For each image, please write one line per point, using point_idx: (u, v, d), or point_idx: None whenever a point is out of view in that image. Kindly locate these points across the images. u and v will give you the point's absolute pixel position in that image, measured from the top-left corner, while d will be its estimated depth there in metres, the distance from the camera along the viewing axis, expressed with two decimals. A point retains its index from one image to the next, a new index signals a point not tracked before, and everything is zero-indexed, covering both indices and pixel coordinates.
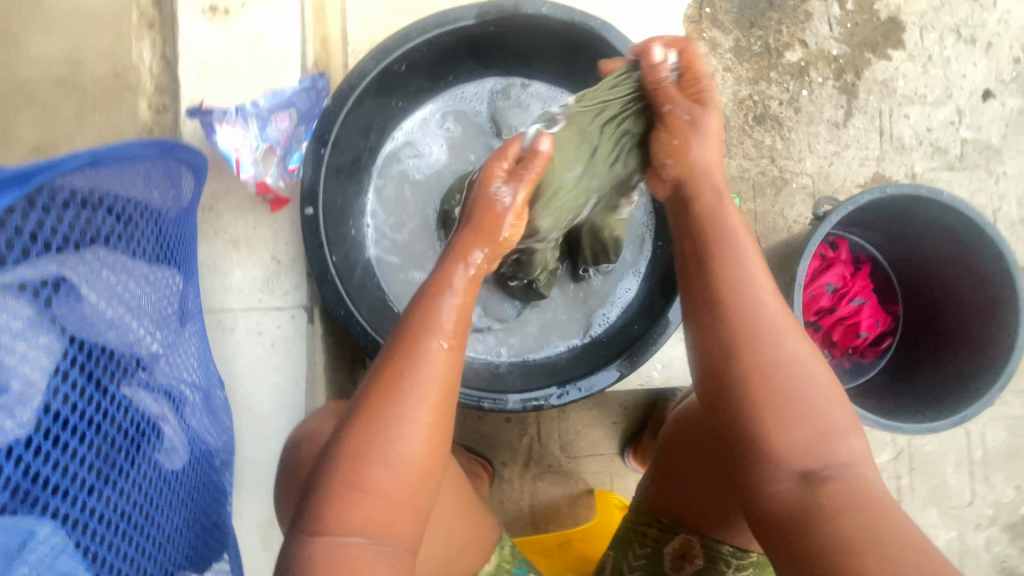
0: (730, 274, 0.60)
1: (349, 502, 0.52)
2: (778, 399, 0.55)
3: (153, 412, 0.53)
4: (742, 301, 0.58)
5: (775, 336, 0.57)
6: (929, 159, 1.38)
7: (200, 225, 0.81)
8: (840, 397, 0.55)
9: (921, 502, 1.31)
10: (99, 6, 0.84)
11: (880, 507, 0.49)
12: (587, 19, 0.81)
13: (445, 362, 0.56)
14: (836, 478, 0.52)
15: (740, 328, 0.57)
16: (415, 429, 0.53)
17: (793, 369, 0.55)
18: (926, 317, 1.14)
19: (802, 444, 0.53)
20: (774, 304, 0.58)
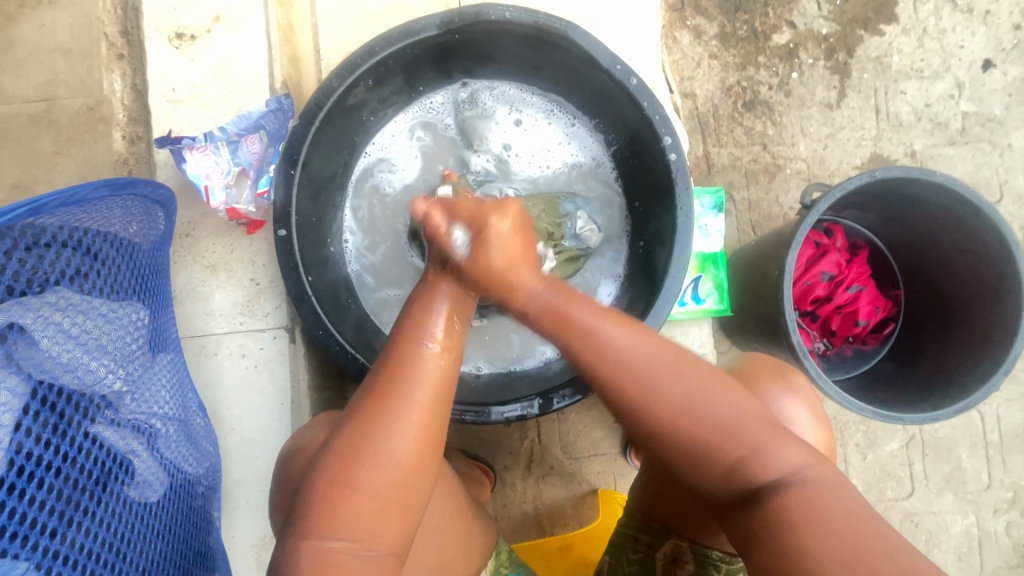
0: (597, 343, 0.54)
1: (339, 502, 0.49)
2: (696, 443, 0.54)
3: (123, 447, 0.53)
4: (622, 367, 0.54)
5: (669, 385, 0.53)
6: (929, 136, 1.33)
7: (179, 251, 0.82)
8: (751, 413, 0.55)
9: (935, 488, 1.28)
10: (69, 42, 0.86)
11: (832, 513, 0.50)
12: (552, 22, 0.79)
13: (438, 364, 0.54)
14: (786, 489, 0.52)
15: (631, 391, 0.54)
16: (405, 429, 0.51)
17: (699, 413, 0.53)
18: (927, 300, 1.11)
19: (734, 474, 0.54)
20: (650, 353, 0.54)
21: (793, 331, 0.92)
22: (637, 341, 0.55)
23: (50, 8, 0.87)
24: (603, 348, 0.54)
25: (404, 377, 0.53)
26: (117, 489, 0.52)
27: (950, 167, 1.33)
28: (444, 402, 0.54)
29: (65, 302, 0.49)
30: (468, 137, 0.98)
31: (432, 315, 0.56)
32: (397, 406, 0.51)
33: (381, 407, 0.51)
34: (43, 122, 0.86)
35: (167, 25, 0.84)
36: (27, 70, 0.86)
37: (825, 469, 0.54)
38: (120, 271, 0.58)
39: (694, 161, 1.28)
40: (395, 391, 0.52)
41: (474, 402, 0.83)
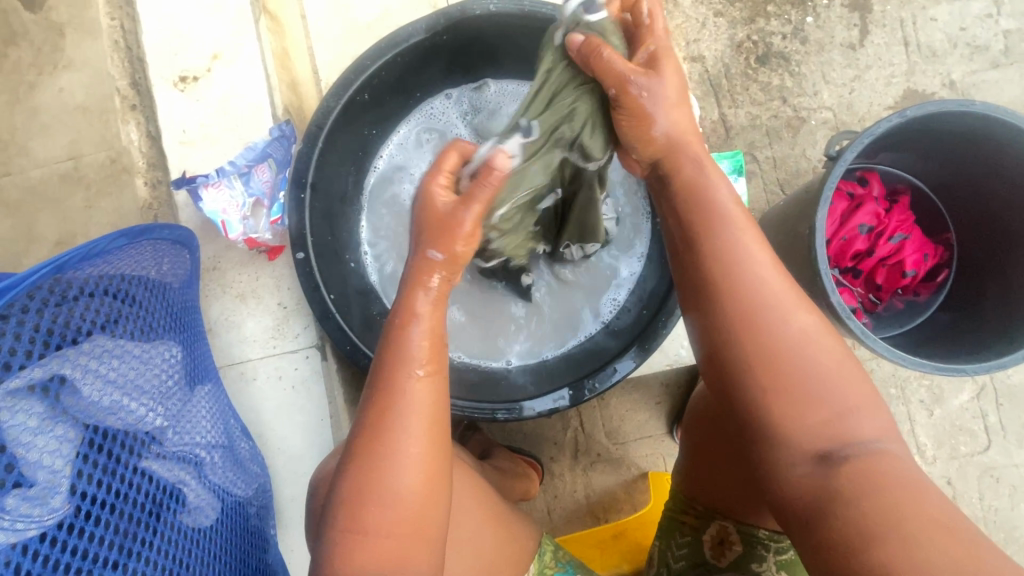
0: (733, 259, 0.55)
1: (355, 543, 0.52)
2: (788, 385, 0.51)
3: (171, 477, 0.56)
4: (745, 286, 0.54)
5: (783, 315, 0.53)
6: (969, 62, 1.22)
7: (208, 284, 0.85)
8: (855, 373, 0.52)
9: (1014, 438, 1.19)
10: (87, 101, 0.91)
11: (916, 487, 0.47)
12: (539, 6, 0.78)
13: (426, 391, 0.54)
14: (854, 459, 0.49)
15: (746, 313, 0.53)
16: (405, 464, 0.52)
17: (805, 353, 0.51)
18: (982, 240, 1.02)
19: (815, 429, 0.51)
20: (773, 275, 0.54)
21: (832, 291, 0.87)
22: (767, 267, 0.55)
23: (65, 71, 0.92)
24: (739, 269, 0.54)
25: (396, 413, 0.53)
26: (172, 518, 0.55)
27: (996, 92, 1.22)
28: (438, 428, 0.54)
29: (100, 349, 0.51)
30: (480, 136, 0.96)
31: (412, 341, 0.55)
32: (393, 441, 0.53)
33: (379, 443, 0.52)
34: (73, 180, 0.91)
35: (171, 70, 0.87)
36: (53, 132, 0.92)
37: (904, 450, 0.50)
38: (151, 313, 0.61)
39: (711, 126, 1.23)
40: (391, 428, 0.53)
41: (505, 400, 0.83)
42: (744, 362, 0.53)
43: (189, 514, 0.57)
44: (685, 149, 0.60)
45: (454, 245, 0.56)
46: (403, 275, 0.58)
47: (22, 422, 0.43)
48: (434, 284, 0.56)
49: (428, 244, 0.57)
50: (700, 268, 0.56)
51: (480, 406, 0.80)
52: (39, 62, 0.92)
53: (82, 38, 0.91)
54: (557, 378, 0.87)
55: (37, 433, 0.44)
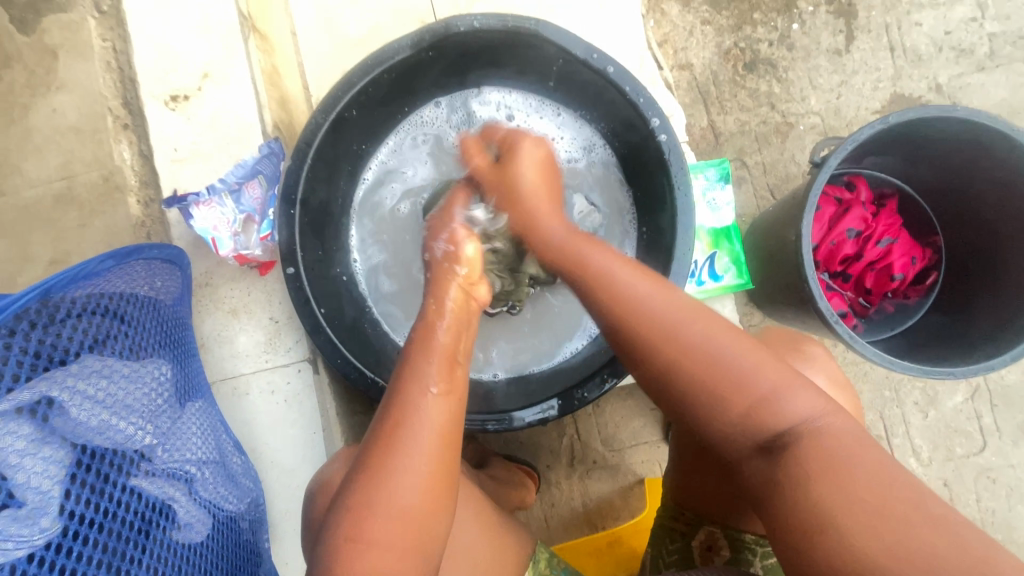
0: (607, 283, 0.62)
1: (355, 556, 0.51)
2: (706, 387, 0.54)
3: (161, 495, 0.57)
4: (630, 297, 0.60)
5: (678, 324, 0.57)
6: (955, 65, 1.24)
7: (200, 300, 0.86)
8: (765, 355, 0.55)
9: (1009, 439, 1.19)
10: (79, 121, 0.93)
11: (852, 453, 0.48)
12: (520, 22, 0.78)
13: (440, 408, 0.57)
14: (790, 443, 0.51)
15: (650, 328, 0.57)
16: (413, 476, 0.53)
17: (709, 353, 0.55)
18: (969, 242, 1.03)
19: (745, 422, 0.53)
20: (657, 294, 0.60)
21: (819, 296, 0.88)
22: (648, 282, 0.61)
23: (58, 92, 0.93)
24: (624, 293, 0.60)
25: (408, 428, 0.55)
26: (161, 535, 0.55)
27: (982, 95, 1.23)
28: (449, 446, 0.56)
29: (88, 370, 0.51)
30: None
31: (429, 363, 0.59)
32: (401, 456, 0.54)
33: (388, 456, 0.54)
34: (67, 199, 0.92)
35: (162, 89, 0.89)
36: (47, 152, 0.93)
37: (844, 417, 0.52)
38: (138, 332, 0.61)
39: (700, 133, 1.24)
40: (403, 439, 0.55)
41: (495, 410, 0.83)
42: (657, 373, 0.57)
43: (179, 531, 0.58)
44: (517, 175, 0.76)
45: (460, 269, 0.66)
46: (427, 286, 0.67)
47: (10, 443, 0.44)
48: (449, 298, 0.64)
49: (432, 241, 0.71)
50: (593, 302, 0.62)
51: (471, 417, 0.80)
52: (32, 84, 0.94)
53: (74, 59, 0.93)
54: (547, 388, 0.87)
55: (24, 454, 0.45)
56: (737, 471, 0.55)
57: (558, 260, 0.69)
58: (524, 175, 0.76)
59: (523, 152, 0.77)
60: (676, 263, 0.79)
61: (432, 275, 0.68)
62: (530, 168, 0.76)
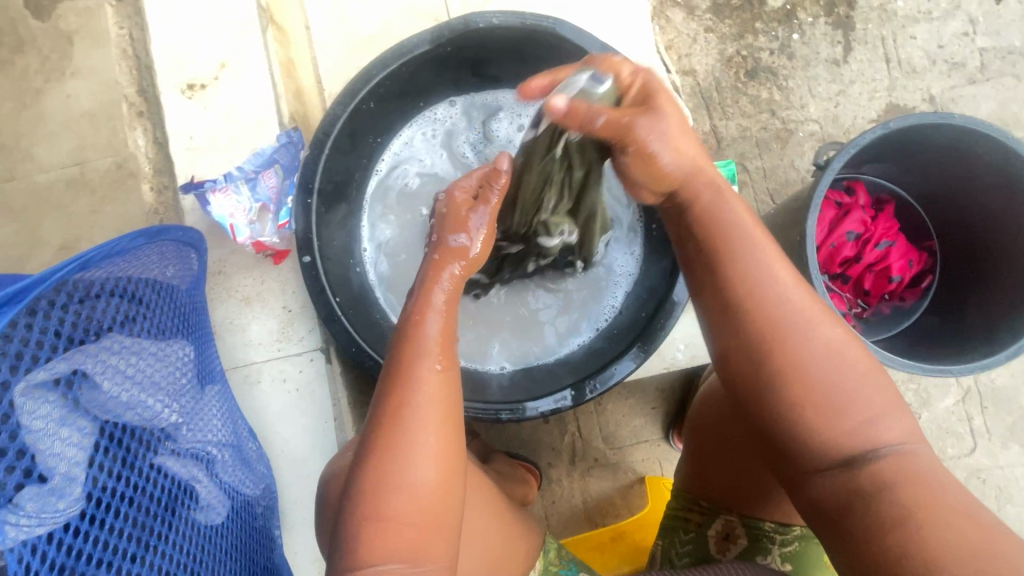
0: (746, 274, 0.56)
1: (376, 535, 0.52)
2: (807, 395, 0.53)
3: (185, 474, 0.57)
4: (768, 296, 0.55)
5: (806, 329, 0.54)
6: (947, 78, 1.28)
7: (213, 288, 0.86)
8: (878, 379, 0.54)
9: (999, 440, 1.22)
10: (94, 107, 0.93)
11: (932, 478, 0.50)
12: (538, 20, 0.81)
13: (440, 383, 0.56)
14: (879, 462, 0.51)
15: (771, 326, 0.55)
16: (421, 455, 0.53)
17: (826, 364, 0.53)
18: (963, 247, 1.07)
19: (841, 436, 0.52)
20: (795, 292, 0.56)
21: (823, 295, 0.90)
22: (789, 282, 0.56)
23: (72, 78, 0.93)
24: (758, 285, 0.56)
25: (410, 407, 0.54)
26: (186, 513, 0.56)
27: (972, 107, 1.27)
28: (449, 423, 0.55)
29: (119, 345, 0.52)
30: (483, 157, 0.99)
31: (426, 339, 0.57)
32: (407, 435, 0.53)
33: (394, 437, 0.53)
34: (78, 185, 0.92)
35: (179, 78, 0.89)
36: (60, 138, 0.93)
37: (928, 449, 0.52)
38: (164, 312, 0.61)
39: (703, 138, 1.27)
40: (406, 418, 0.54)
41: (508, 401, 0.84)
42: (766, 375, 0.54)
43: (199, 512, 0.58)
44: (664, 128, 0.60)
45: (471, 249, 0.63)
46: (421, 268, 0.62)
47: (46, 413, 0.44)
48: (452, 274, 0.62)
49: (447, 231, 0.63)
50: (719, 285, 0.58)
51: (485, 407, 0.81)
52: (46, 69, 0.94)
53: (90, 46, 0.93)
54: (558, 380, 0.88)
55: (60, 423, 0.45)
56: (804, 482, 0.55)
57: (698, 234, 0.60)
58: (663, 151, 0.61)
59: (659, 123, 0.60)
60: None
61: (429, 259, 0.63)
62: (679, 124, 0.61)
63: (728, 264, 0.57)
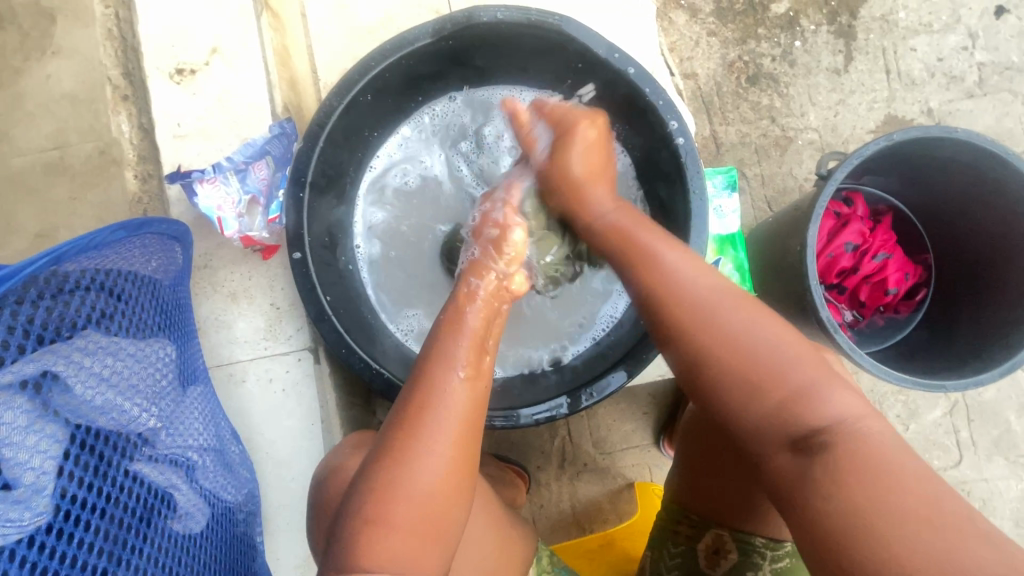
0: (662, 269, 0.61)
1: (375, 539, 0.50)
2: (740, 375, 0.54)
3: (163, 481, 0.54)
4: (684, 291, 0.59)
5: (725, 313, 0.56)
6: (945, 91, 1.28)
7: (198, 283, 0.82)
8: (809, 354, 0.55)
9: (984, 454, 1.23)
10: (76, 89, 0.89)
11: (896, 465, 0.47)
12: (544, 17, 0.78)
13: (467, 392, 0.56)
14: (828, 441, 0.50)
15: (693, 310, 0.57)
16: (435, 461, 0.52)
17: (753, 343, 0.55)
18: (959, 261, 1.06)
19: (784, 412, 0.53)
20: (706, 282, 0.59)
21: (821, 306, 0.89)
22: (703, 277, 0.60)
23: (53, 58, 0.89)
24: (670, 276, 0.60)
25: (432, 410, 0.54)
26: (162, 524, 0.53)
27: (969, 121, 1.27)
28: (471, 432, 0.55)
29: (95, 346, 0.49)
30: (483, 179, 0.96)
31: (457, 347, 0.59)
32: (426, 439, 0.53)
33: (413, 438, 0.53)
34: (57, 170, 0.88)
35: (168, 62, 0.85)
36: (38, 120, 0.89)
37: (881, 421, 0.51)
38: (144, 309, 0.58)
39: (702, 142, 1.25)
40: (427, 422, 0.53)
41: (502, 407, 0.82)
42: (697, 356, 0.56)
43: (176, 521, 0.55)
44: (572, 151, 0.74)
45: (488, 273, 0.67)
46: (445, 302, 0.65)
47: (7, 419, 0.41)
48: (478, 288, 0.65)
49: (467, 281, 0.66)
50: (641, 288, 0.61)
51: None
52: (25, 47, 0.89)
53: (73, 25, 0.89)
54: (553, 388, 0.86)
55: (26, 430, 0.42)
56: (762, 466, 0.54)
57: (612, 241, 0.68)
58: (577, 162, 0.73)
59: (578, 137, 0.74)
60: None
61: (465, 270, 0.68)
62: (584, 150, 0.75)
63: (645, 269, 0.62)
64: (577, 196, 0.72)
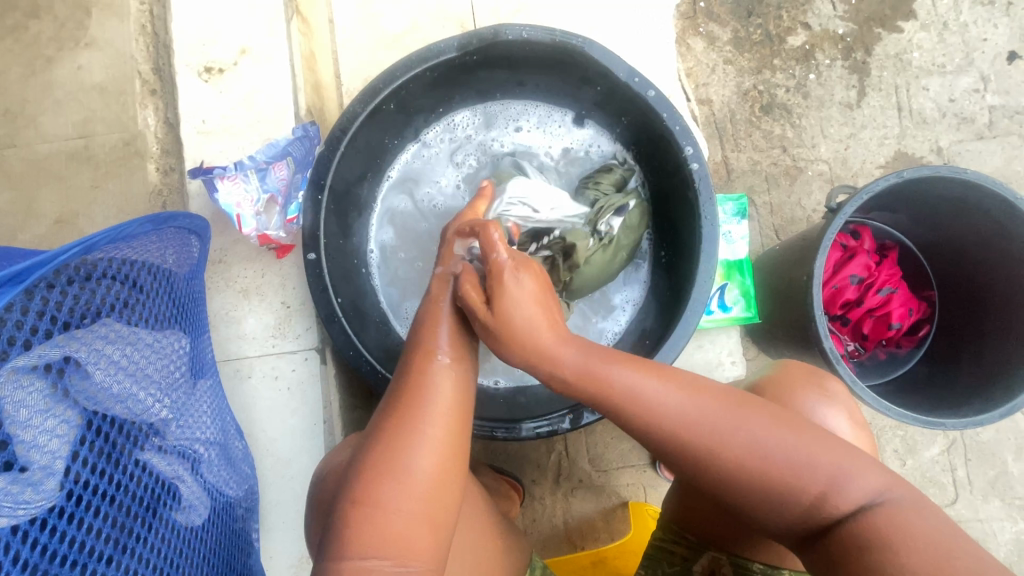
0: (642, 408, 0.55)
1: (365, 518, 0.50)
2: (761, 486, 0.53)
3: (169, 472, 0.55)
4: (672, 424, 0.54)
5: (726, 436, 0.54)
6: (956, 131, 1.30)
7: (212, 278, 0.84)
8: (818, 442, 0.54)
9: (981, 494, 1.22)
10: (105, 81, 0.91)
11: (913, 518, 0.50)
12: (568, 38, 0.80)
13: (449, 375, 0.58)
14: (851, 527, 0.51)
15: (697, 441, 0.54)
16: (427, 441, 0.54)
17: (765, 453, 0.53)
18: (963, 301, 1.07)
19: (805, 511, 0.53)
20: (694, 407, 0.55)
21: (824, 336, 0.90)
22: (681, 394, 0.55)
23: (87, 49, 0.91)
24: (657, 412, 0.55)
25: (417, 393, 0.56)
26: (166, 514, 0.54)
27: (978, 162, 1.29)
28: (458, 415, 0.56)
29: (115, 334, 0.50)
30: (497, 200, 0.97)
31: (439, 333, 0.61)
32: (419, 418, 0.54)
33: (407, 420, 0.54)
34: (81, 158, 0.90)
35: (197, 60, 0.87)
36: (66, 108, 0.91)
37: (900, 488, 0.53)
38: (163, 300, 0.59)
39: (713, 167, 1.27)
40: (415, 404, 0.55)
41: (505, 418, 0.83)
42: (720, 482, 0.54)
43: (180, 513, 0.56)
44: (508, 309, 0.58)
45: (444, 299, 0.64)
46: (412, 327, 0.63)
47: (29, 401, 0.42)
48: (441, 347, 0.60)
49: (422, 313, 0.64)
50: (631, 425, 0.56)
51: (479, 423, 0.80)
52: (60, 37, 0.91)
53: (107, 18, 0.91)
54: (554, 402, 0.87)
55: (45, 413, 0.43)
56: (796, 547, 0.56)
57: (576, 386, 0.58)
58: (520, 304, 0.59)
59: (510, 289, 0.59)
60: (696, 289, 0.79)
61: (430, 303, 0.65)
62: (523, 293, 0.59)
63: (612, 395, 0.56)
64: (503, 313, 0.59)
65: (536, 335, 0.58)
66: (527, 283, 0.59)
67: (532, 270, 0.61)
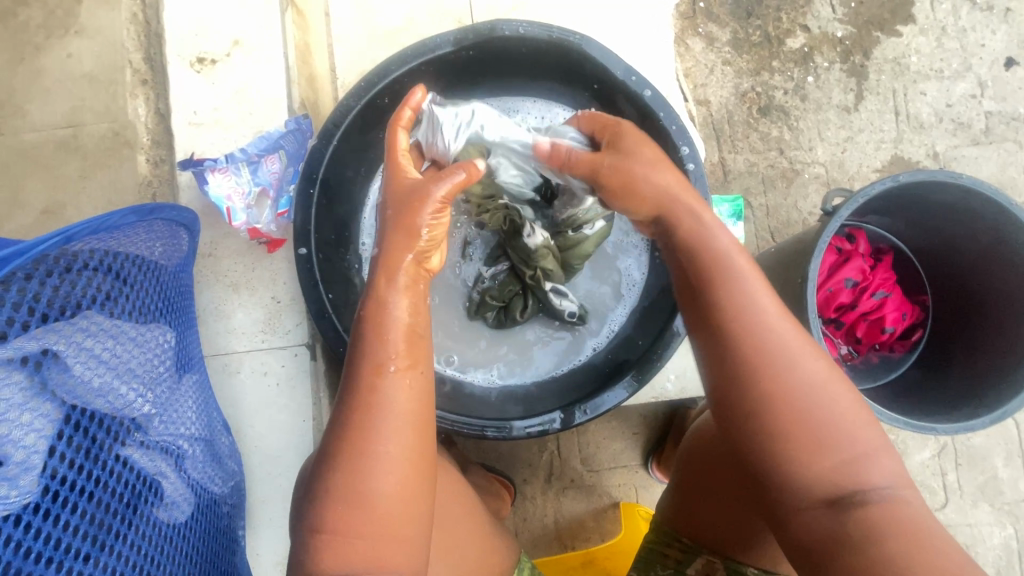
0: (737, 294, 0.55)
1: (331, 544, 0.49)
2: (798, 429, 0.52)
3: (151, 468, 0.54)
4: (754, 320, 0.54)
5: (791, 355, 0.54)
6: (952, 137, 1.30)
7: (201, 271, 0.83)
8: (865, 417, 0.53)
9: (970, 498, 1.23)
10: (95, 70, 0.89)
11: (931, 529, 0.48)
12: (565, 35, 0.80)
13: (400, 387, 0.51)
14: (868, 507, 0.50)
15: (766, 348, 0.53)
16: (381, 464, 0.50)
17: (818, 392, 0.52)
18: (956, 306, 1.07)
19: (828, 473, 0.51)
20: (778, 318, 0.55)
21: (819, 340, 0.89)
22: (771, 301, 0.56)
23: (76, 37, 0.90)
24: (749, 305, 0.55)
25: (370, 415, 0.50)
26: (147, 511, 0.53)
27: (973, 168, 1.29)
28: (415, 430, 0.51)
29: (96, 327, 0.49)
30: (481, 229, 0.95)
31: (385, 339, 0.53)
32: (369, 440, 0.50)
33: (356, 447, 0.50)
34: (70, 148, 0.89)
35: (189, 50, 0.86)
36: (55, 97, 0.89)
37: (917, 495, 0.52)
38: (149, 293, 0.58)
39: (710, 169, 1.27)
40: (366, 428, 0.50)
41: (496, 417, 0.82)
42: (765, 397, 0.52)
43: (161, 509, 0.55)
44: (682, 201, 0.62)
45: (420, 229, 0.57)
46: (360, 313, 0.55)
47: (3, 395, 0.41)
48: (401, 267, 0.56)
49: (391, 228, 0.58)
50: (713, 309, 0.56)
51: (471, 422, 0.79)
52: (50, 25, 0.90)
53: (98, 5, 0.90)
54: (547, 401, 0.86)
55: (20, 406, 0.42)
56: (793, 522, 0.53)
57: (682, 254, 0.60)
58: (651, 183, 0.63)
59: (642, 167, 0.63)
60: None
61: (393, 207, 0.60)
62: (658, 171, 0.63)
63: (718, 276, 0.57)
64: (626, 178, 0.64)
65: (677, 201, 0.62)
66: (648, 155, 0.65)
67: (649, 153, 0.65)
